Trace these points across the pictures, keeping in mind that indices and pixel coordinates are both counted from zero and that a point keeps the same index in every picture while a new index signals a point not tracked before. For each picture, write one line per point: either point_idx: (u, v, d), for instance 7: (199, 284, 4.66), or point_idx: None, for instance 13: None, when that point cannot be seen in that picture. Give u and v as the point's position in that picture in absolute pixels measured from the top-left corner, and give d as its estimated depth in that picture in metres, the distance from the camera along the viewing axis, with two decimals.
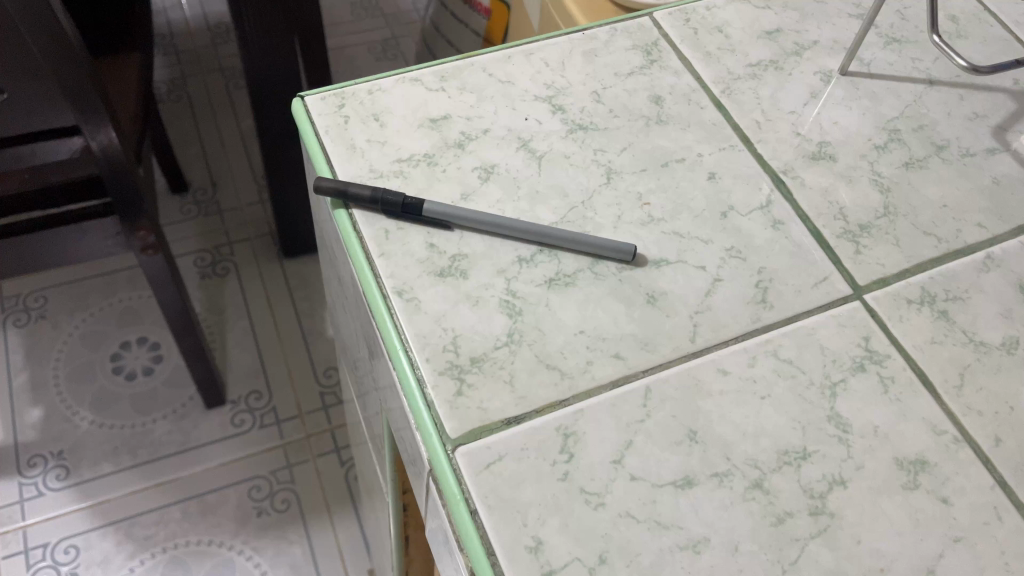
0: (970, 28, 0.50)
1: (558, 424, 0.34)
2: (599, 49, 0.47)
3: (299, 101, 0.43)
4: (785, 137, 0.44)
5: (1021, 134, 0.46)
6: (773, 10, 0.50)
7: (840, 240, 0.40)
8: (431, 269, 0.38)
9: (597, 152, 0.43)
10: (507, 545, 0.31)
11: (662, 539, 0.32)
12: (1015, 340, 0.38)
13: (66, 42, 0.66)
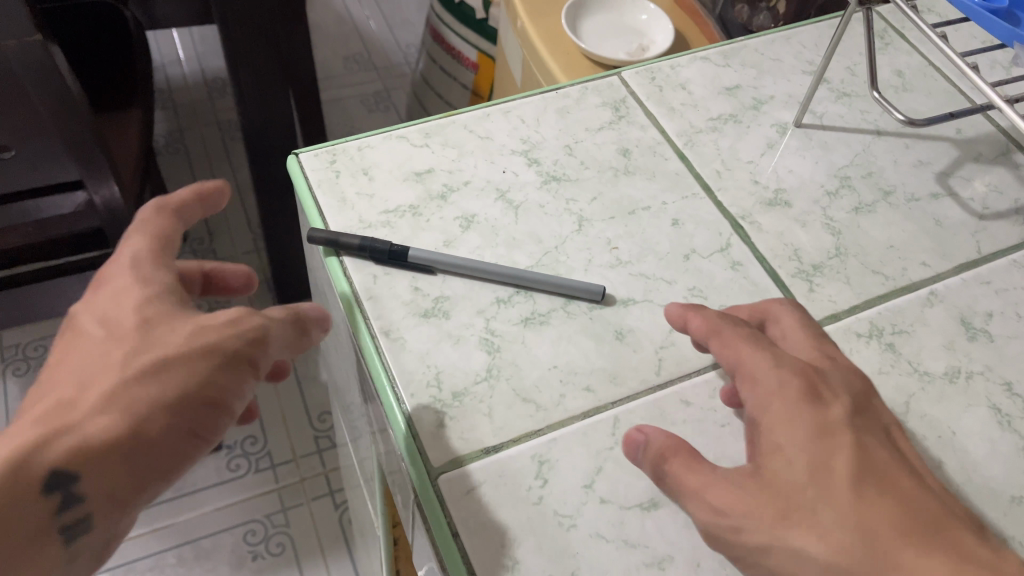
0: (915, 81, 0.54)
1: (533, 452, 0.37)
2: (571, 107, 0.51)
3: (293, 157, 0.47)
4: (743, 185, 0.48)
5: (962, 180, 0.50)
6: (733, 67, 0.54)
7: (794, 280, 0.44)
8: (416, 311, 0.41)
9: (569, 201, 0.46)
10: (486, 565, 0.34)
11: (630, 557, 0.35)
12: (957, 369, 0.41)
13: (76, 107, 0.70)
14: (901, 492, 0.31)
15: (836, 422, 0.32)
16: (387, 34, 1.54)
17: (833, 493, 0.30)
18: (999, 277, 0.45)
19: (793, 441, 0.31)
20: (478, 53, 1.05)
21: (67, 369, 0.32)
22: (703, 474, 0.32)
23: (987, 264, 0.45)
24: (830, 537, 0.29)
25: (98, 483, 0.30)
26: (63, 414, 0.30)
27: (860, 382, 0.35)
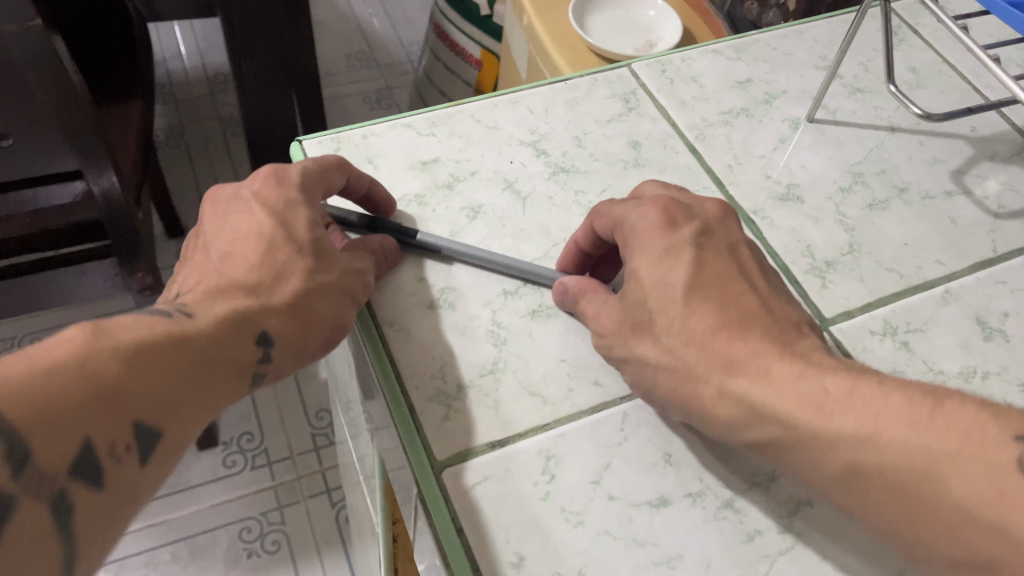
0: (928, 78, 0.53)
1: (540, 447, 0.36)
2: (581, 98, 0.50)
3: (296, 143, 0.46)
4: (754, 179, 0.47)
5: (977, 178, 0.49)
6: (744, 62, 0.54)
7: (807, 276, 0.43)
8: (421, 301, 0.40)
9: (578, 193, 0.45)
10: (490, 561, 0.33)
11: (638, 556, 0.34)
12: (973, 369, 0.40)
13: (75, 95, 0.68)
14: (732, 300, 0.35)
15: (682, 243, 0.36)
16: (390, 32, 1.53)
17: (688, 319, 0.34)
18: (1015, 276, 0.44)
19: (648, 267, 0.36)
20: (483, 50, 1.03)
21: (248, 256, 0.37)
22: (596, 304, 0.38)
23: (1002, 263, 0.45)
24: (665, 343, 0.34)
25: (285, 358, 0.36)
26: (266, 295, 0.36)
27: (715, 211, 0.40)
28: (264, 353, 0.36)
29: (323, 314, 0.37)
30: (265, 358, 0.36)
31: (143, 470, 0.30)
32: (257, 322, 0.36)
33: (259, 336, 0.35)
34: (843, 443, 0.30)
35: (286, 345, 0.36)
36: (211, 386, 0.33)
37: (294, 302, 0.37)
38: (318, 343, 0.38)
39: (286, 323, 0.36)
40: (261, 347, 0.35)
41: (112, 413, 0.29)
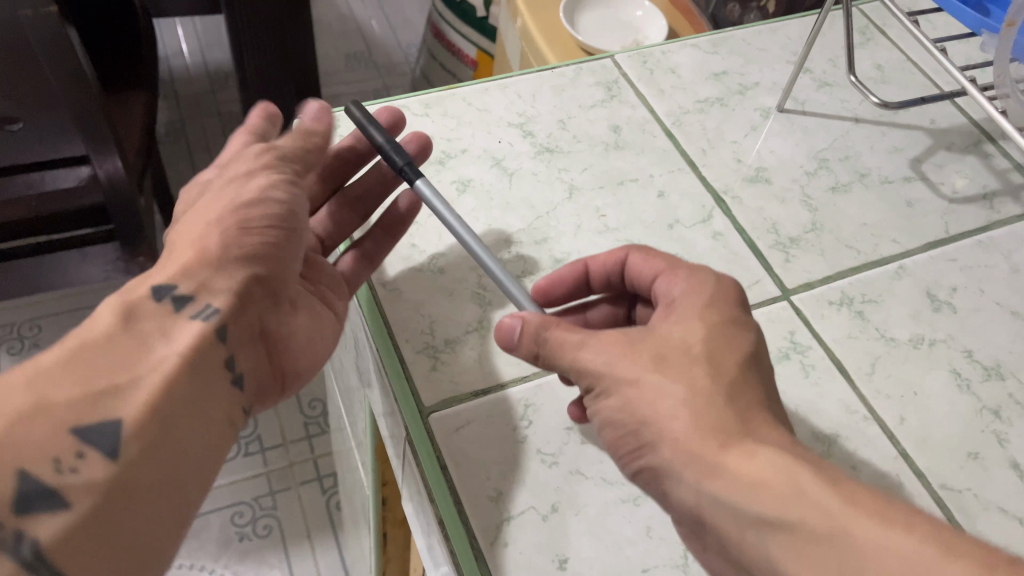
0: (893, 74, 0.57)
1: (519, 396, 0.39)
2: (566, 85, 0.54)
3: None
4: (726, 162, 0.50)
5: (933, 166, 0.52)
6: (720, 56, 0.57)
7: (771, 250, 0.46)
8: (412, 266, 0.44)
9: (561, 171, 0.49)
10: (471, 495, 0.36)
11: (608, 493, 0.37)
12: (921, 336, 0.44)
13: (87, 86, 0.69)
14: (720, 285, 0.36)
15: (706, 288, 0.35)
16: (388, 33, 1.56)
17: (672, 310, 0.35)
18: (964, 255, 0.48)
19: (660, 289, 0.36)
20: (478, 51, 1.07)
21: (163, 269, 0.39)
22: (575, 333, 0.35)
23: (953, 243, 0.48)
24: None
25: (221, 300, 0.38)
26: (161, 271, 0.38)
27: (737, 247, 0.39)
28: (182, 313, 0.36)
29: (234, 249, 0.39)
30: (191, 312, 0.37)
31: (115, 460, 0.31)
32: (161, 289, 0.37)
33: (168, 298, 0.36)
34: (867, 546, 0.27)
35: (213, 289, 0.38)
36: (143, 355, 0.34)
37: (196, 250, 0.38)
38: (253, 278, 0.39)
39: (199, 272, 0.38)
40: (179, 307, 0.36)
41: (52, 423, 0.30)
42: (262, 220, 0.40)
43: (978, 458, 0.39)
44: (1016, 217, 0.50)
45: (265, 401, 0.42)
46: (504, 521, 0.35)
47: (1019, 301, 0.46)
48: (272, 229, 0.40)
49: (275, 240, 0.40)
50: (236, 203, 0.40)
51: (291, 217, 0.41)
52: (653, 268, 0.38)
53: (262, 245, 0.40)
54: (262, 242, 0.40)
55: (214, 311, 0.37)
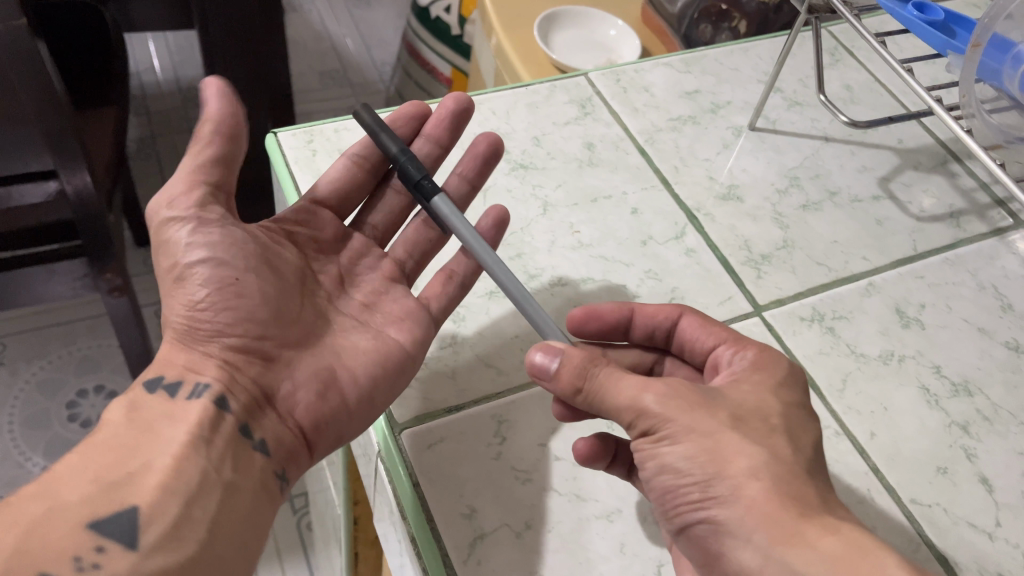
0: (861, 95, 0.58)
1: (493, 413, 0.39)
2: (541, 102, 0.54)
3: (272, 136, 0.49)
4: (699, 180, 0.51)
5: (902, 185, 0.53)
6: (693, 75, 0.58)
7: (743, 267, 0.47)
8: None
9: (535, 187, 0.49)
10: (444, 512, 0.35)
11: (581, 509, 0.36)
12: (891, 353, 0.44)
13: (57, 100, 0.61)
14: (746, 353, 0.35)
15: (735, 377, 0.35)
16: (363, 52, 1.54)
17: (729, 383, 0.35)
18: (932, 272, 0.48)
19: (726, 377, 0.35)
20: (453, 69, 1.07)
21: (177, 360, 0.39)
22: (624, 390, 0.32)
23: (921, 260, 0.49)
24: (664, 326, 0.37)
25: (213, 375, 0.37)
26: (153, 368, 0.38)
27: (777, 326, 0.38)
28: (175, 397, 0.36)
29: (205, 321, 0.38)
30: (185, 395, 0.36)
31: (135, 548, 0.30)
32: (151, 384, 0.37)
33: (160, 390, 0.37)
34: None
35: (200, 368, 0.37)
36: (147, 443, 0.34)
37: (178, 335, 0.38)
38: (233, 344, 0.38)
39: (184, 359, 0.38)
40: (172, 393, 0.36)
41: (59, 527, 0.30)
42: (218, 276, 0.37)
43: (947, 473, 0.40)
44: (981, 236, 0.51)
45: (301, 463, 0.39)
46: (477, 539, 0.35)
47: (984, 318, 0.47)
48: (224, 284, 0.38)
49: (235, 295, 0.38)
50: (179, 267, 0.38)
51: (235, 258, 0.38)
52: (715, 338, 0.38)
53: (222, 304, 0.38)
54: (219, 299, 0.37)
55: (206, 387, 0.37)
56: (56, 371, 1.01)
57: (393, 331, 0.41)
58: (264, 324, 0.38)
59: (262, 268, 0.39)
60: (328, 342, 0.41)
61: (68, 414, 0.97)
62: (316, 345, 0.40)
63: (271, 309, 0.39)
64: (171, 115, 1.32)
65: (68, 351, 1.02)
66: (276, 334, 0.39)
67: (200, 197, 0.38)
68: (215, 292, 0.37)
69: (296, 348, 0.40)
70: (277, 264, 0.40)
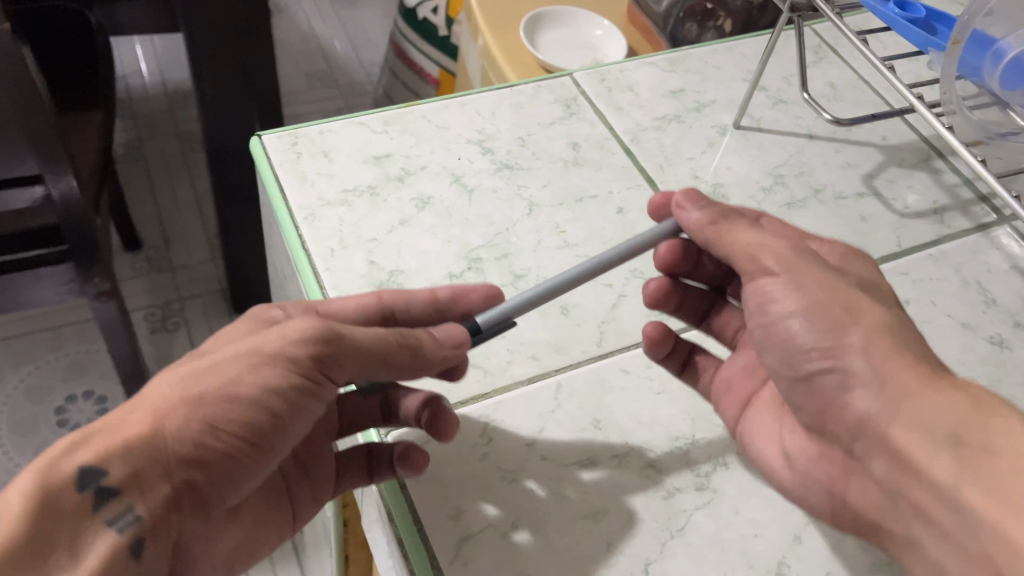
0: (845, 92, 0.58)
1: (479, 413, 0.39)
2: (525, 102, 0.54)
3: (256, 139, 0.49)
4: (684, 179, 0.51)
5: (886, 181, 0.54)
6: (677, 74, 0.58)
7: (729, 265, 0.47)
8: (371, 282, 0.42)
9: (520, 188, 0.49)
10: (430, 514, 0.35)
11: (568, 509, 0.36)
12: None
13: (41, 104, 0.61)
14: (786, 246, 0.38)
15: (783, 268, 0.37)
16: (350, 52, 1.54)
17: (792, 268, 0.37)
18: (916, 268, 0.49)
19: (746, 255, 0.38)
20: (440, 70, 1.07)
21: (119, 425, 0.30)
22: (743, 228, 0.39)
23: (906, 257, 0.49)
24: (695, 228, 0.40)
25: (147, 504, 0.29)
26: (86, 449, 0.28)
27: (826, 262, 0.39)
28: (93, 514, 0.28)
29: (201, 453, 0.30)
30: (108, 517, 0.28)
31: None
32: (87, 474, 0.28)
33: (90, 491, 0.28)
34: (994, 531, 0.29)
35: (146, 487, 0.29)
36: None
37: (152, 429, 0.29)
38: (191, 485, 0.30)
39: (138, 463, 0.29)
40: (97, 504, 0.28)
41: None
42: (257, 432, 0.31)
43: None
44: (965, 231, 0.52)
45: None
46: (463, 540, 0.35)
47: (968, 313, 0.47)
48: (256, 444, 0.31)
49: (250, 460, 0.31)
50: (239, 393, 0.31)
51: (287, 421, 0.32)
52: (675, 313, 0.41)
53: (227, 457, 0.31)
54: (231, 450, 0.31)
55: (133, 518, 0.29)
56: (45, 377, 1.00)
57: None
58: (235, 488, 0.32)
59: (298, 435, 0.33)
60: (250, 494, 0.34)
61: (57, 420, 0.97)
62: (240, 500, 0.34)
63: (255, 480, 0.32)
64: (158, 119, 1.31)
65: (56, 356, 1.02)
66: (230, 500, 0.32)
67: (335, 346, 0.32)
68: (245, 443, 0.31)
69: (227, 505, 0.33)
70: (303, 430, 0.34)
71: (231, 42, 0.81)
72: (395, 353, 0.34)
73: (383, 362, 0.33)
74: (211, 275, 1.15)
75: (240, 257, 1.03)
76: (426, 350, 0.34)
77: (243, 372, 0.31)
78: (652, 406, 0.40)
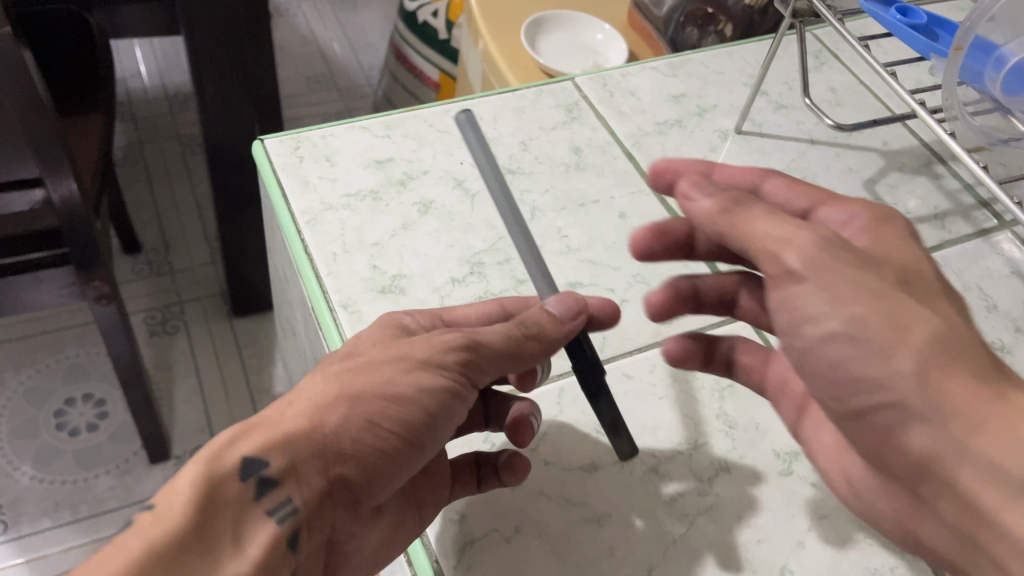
0: (846, 97, 0.59)
1: (481, 418, 0.39)
2: (527, 107, 0.54)
3: (258, 143, 0.49)
4: None
5: (887, 186, 0.54)
6: (678, 78, 0.58)
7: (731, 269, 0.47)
8: (373, 286, 0.42)
9: (522, 192, 0.49)
10: (433, 519, 0.35)
11: (571, 513, 0.36)
12: None
13: (42, 107, 0.61)
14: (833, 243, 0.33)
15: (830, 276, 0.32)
16: (350, 55, 1.54)
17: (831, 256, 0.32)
18: None
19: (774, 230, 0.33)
20: (440, 73, 1.07)
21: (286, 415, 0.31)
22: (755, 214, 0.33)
23: None
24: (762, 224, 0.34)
25: (304, 499, 0.30)
26: (251, 440, 0.30)
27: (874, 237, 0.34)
28: (258, 502, 0.29)
29: (356, 450, 0.31)
30: (268, 508, 0.29)
31: None
32: (251, 464, 0.29)
33: (253, 480, 0.29)
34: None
35: (305, 482, 0.30)
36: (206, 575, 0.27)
37: (312, 423, 0.30)
38: (345, 481, 0.31)
39: (298, 456, 0.30)
40: (259, 494, 0.29)
41: None
42: (409, 432, 0.31)
43: None
44: (966, 236, 0.52)
45: None
46: (466, 544, 0.35)
47: (970, 318, 0.47)
48: (407, 442, 0.31)
49: (402, 458, 0.32)
50: (394, 394, 0.31)
51: (435, 421, 0.32)
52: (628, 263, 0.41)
53: (379, 454, 0.31)
54: (383, 448, 0.31)
55: (290, 512, 0.30)
56: (45, 380, 1.00)
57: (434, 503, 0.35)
58: (383, 487, 0.32)
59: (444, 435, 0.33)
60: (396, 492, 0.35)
61: (56, 423, 0.97)
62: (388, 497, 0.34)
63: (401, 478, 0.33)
64: (158, 122, 1.30)
65: (56, 359, 1.02)
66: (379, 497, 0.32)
67: (473, 348, 0.33)
68: (397, 442, 0.31)
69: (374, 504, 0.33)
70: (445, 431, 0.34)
71: (233, 46, 0.81)
72: (523, 345, 0.34)
73: (513, 357, 0.34)
74: (211, 278, 1.15)
75: (240, 260, 1.03)
76: (549, 332, 0.35)
77: (394, 374, 0.32)
78: (654, 411, 0.40)
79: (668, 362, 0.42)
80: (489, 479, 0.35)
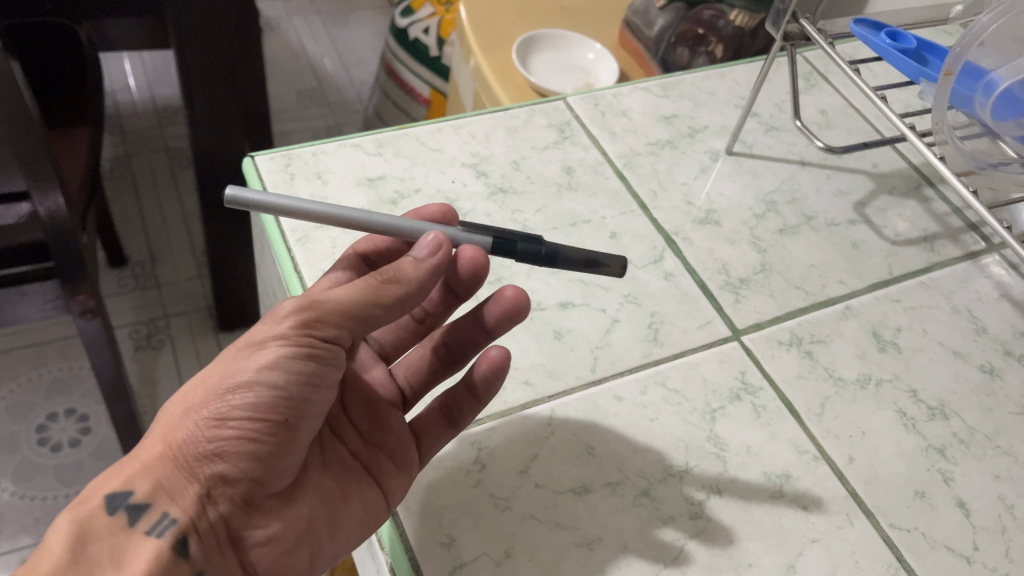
0: (836, 120, 0.59)
1: (473, 439, 0.38)
2: (519, 126, 0.54)
3: (249, 161, 0.48)
4: (677, 205, 0.51)
5: (877, 209, 0.54)
6: (670, 99, 0.59)
7: (722, 291, 0.47)
8: None
9: (514, 212, 0.49)
10: (423, 542, 0.35)
11: (562, 537, 0.36)
12: (868, 377, 0.44)
13: (31, 120, 0.60)
14: None
15: None
16: (340, 71, 1.54)
17: None
18: (907, 296, 0.49)
19: None
20: (431, 90, 1.07)
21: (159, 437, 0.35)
22: None
23: (897, 284, 0.49)
24: None
25: (179, 506, 0.33)
26: (122, 472, 0.33)
27: None
28: (136, 524, 0.32)
29: (217, 448, 0.33)
30: (147, 527, 0.33)
31: None
32: (113, 498, 0.33)
33: (121, 510, 0.32)
34: None
35: (174, 491, 0.33)
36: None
37: (166, 443, 0.33)
38: (221, 476, 0.34)
39: (160, 474, 0.33)
40: (132, 520, 0.32)
41: None
42: (263, 411, 0.33)
43: (925, 497, 0.40)
44: (955, 259, 0.52)
45: None
46: (456, 568, 0.34)
47: (959, 341, 0.47)
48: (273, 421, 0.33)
49: (268, 434, 0.33)
50: (231, 380, 0.33)
51: (295, 392, 0.34)
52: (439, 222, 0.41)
53: (247, 442, 0.33)
54: (247, 433, 0.33)
55: (169, 523, 0.33)
56: (27, 394, 0.99)
57: (389, 480, 0.36)
58: (268, 468, 0.34)
59: (316, 402, 0.35)
60: (313, 479, 0.37)
61: (38, 438, 0.96)
62: (301, 484, 0.36)
63: (286, 456, 0.35)
64: (147, 135, 1.30)
65: (38, 373, 1.01)
66: (273, 480, 0.35)
67: (311, 317, 0.33)
68: (252, 425, 0.33)
69: (280, 492, 0.35)
70: (326, 403, 0.36)
71: (224, 60, 0.81)
72: (378, 294, 0.35)
73: (372, 305, 0.34)
74: (198, 292, 1.14)
75: (227, 275, 1.03)
76: (406, 275, 0.35)
77: (236, 363, 0.33)
78: (644, 434, 0.40)
79: (659, 384, 0.42)
80: (473, 405, 0.38)
